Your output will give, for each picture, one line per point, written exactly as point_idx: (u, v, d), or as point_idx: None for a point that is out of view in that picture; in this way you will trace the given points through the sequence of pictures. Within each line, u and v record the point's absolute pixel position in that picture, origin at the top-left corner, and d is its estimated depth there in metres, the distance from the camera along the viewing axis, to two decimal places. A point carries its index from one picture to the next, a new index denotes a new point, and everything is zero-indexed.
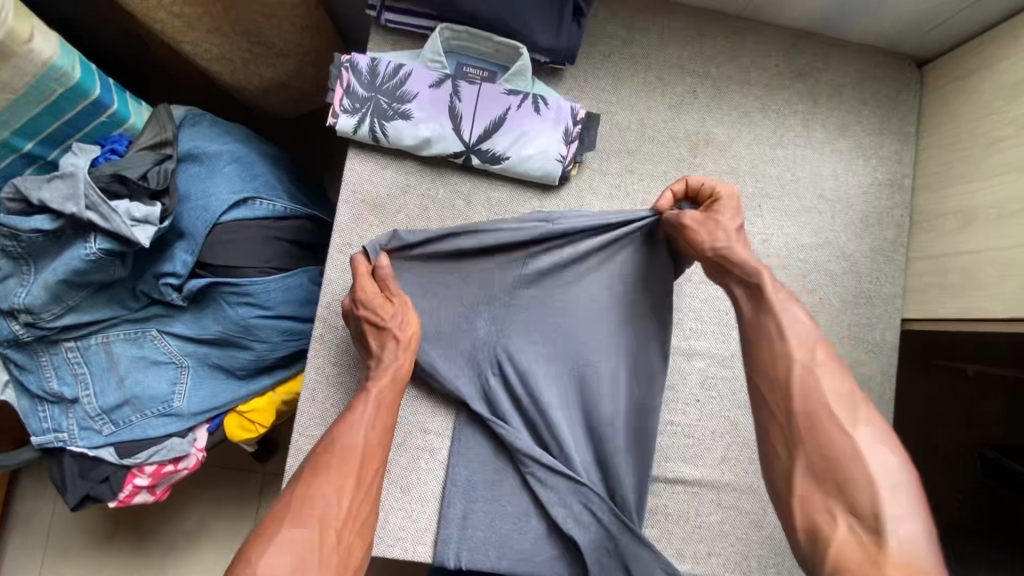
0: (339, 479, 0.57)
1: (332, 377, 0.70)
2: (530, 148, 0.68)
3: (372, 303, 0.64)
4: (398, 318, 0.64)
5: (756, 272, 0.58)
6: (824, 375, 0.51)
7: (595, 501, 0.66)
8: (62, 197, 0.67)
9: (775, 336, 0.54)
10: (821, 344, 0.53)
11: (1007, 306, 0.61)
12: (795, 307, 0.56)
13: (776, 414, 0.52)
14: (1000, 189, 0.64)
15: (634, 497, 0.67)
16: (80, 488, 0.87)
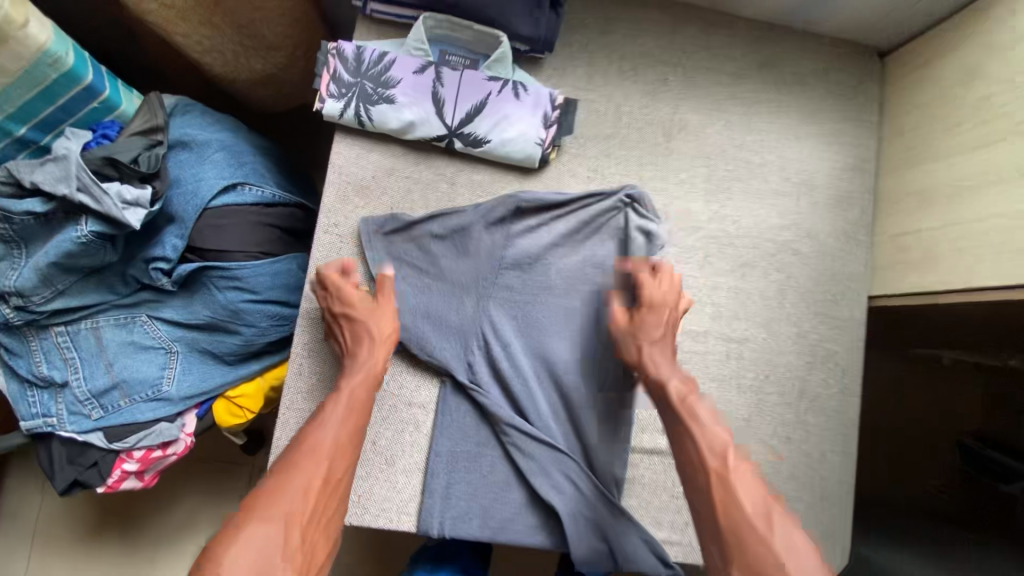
0: (306, 475, 0.54)
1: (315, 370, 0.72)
2: (511, 131, 0.71)
3: (354, 303, 0.66)
4: (375, 318, 0.66)
5: (667, 385, 0.63)
6: (737, 481, 0.54)
7: (574, 469, 0.69)
8: (55, 179, 0.69)
9: (693, 445, 0.58)
10: (733, 450, 0.56)
11: (962, 278, 0.65)
12: (706, 415, 0.59)
13: (708, 528, 0.54)
14: (955, 169, 0.68)
15: (611, 466, 0.70)
16: (68, 474, 0.88)
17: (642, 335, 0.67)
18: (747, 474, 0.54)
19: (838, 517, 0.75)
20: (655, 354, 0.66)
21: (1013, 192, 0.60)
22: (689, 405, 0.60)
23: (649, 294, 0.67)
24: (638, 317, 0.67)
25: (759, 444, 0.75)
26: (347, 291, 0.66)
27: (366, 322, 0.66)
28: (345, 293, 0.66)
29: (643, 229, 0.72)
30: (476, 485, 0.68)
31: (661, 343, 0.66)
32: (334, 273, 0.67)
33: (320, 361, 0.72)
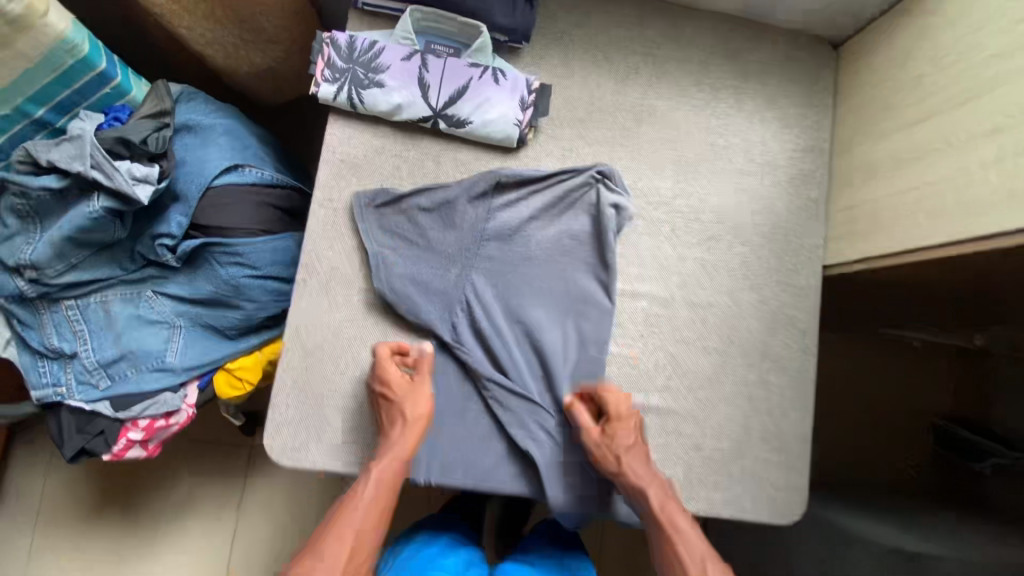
0: (329, 562, 0.60)
1: (308, 338, 0.74)
2: (491, 113, 0.77)
3: (393, 384, 0.71)
4: (409, 401, 0.71)
5: (648, 495, 0.70)
6: None
7: (548, 421, 0.76)
8: (69, 157, 0.75)
9: (675, 552, 0.66)
10: (711, 558, 0.65)
11: (901, 241, 0.72)
12: (683, 521, 0.68)
13: None
14: (897, 145, 0.74)
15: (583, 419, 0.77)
16: (76, 441, 0.93)
17: (616, 449, 0.72)
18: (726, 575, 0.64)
19: (797, 470, 0.81)
20: (632, 461, 0.71)
21: (943, 162, 0.67)
22: (669, 515, 0.68)
23: (620, 410, 0.74)
24: (611, 428, 0.72)
25: (723, 401, 0.81)
26: (390, 373, 0.71)
27: (402, 406, 0.70)
28: (387, 373, 0.72)
29: (614, 203, 0.79)
30: (461, 437, 0.75)
31: (633, 449, 0.72)
32: (384, 351, 0.73)
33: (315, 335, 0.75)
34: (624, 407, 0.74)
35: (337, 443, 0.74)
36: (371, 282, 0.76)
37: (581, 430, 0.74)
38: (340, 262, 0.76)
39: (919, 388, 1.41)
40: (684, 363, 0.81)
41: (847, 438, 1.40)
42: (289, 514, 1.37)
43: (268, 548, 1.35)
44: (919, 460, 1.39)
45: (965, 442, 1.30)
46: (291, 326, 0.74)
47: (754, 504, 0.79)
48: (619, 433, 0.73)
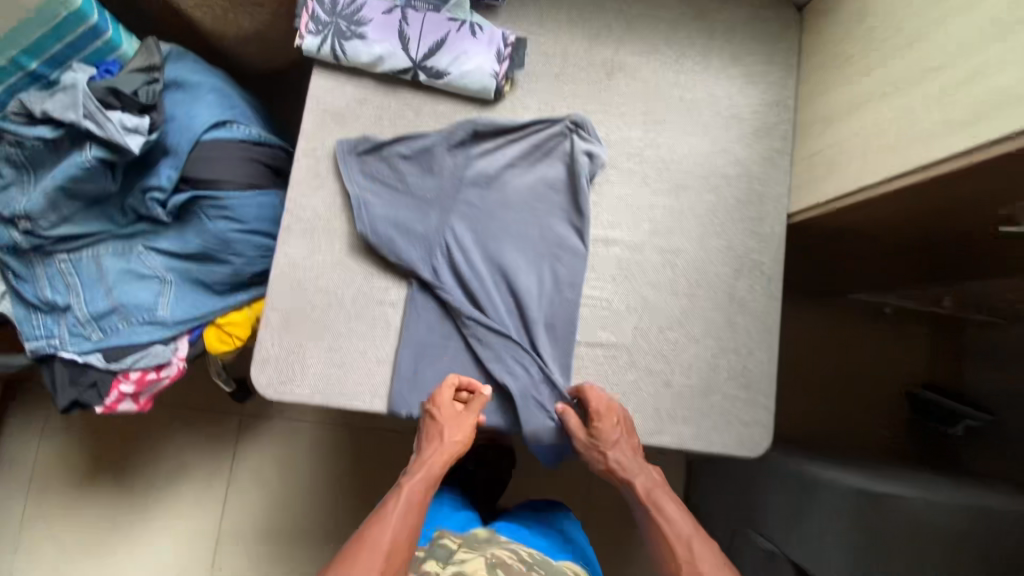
0: (367, 569, 0.61)
1: (292, 276, 0.78)
2: (469, 65, 0.80)
3: (440, 406, 0.75)
4: (453, 426, 0.75)
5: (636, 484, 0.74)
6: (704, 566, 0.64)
7: (524, 358, 0.80)
8: (63, 106, 0.79)
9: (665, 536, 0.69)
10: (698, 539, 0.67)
11: (855, 181, 0.76)
12: (671, 506, 0.71)
13: None
14: (853, 92, 0.79)
15: (556, 357, 0.82)
16: (69, 393, 0.96)
17: (601, 445, 0.76)
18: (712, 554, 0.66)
19: (762, 407, 0.85)
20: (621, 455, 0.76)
21: (892, 102, 0.71)
22: (655, 500, 0.72)
23: (603, 408, 0.77)
24: (595, 428, 0.76)
25: (692, 340, 0.85)
26: (443, 396, 0.76)
27: (445, 429, 0.74)
28: (437, 396, 0.76)
29: (587, 150, 0.83)
30: (440, 370, 0.79)
31: (622, 444, 0.76)
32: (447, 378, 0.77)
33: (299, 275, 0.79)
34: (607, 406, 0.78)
35: (321, 378, 0.77)
36: (354, 225, 0.79)
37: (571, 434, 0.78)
38: (324, 206, 0.79)
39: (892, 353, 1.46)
40: (654, 304, 0.85)
41: (824, 402, 1.44)
42: (280, 480, 1.39)
43: (259, 512, 1.37)
44: (895, 427, 1.44)
45: (939, 408, 1.35)
46: (276, 266, 0.78)
47: (722, 438, 0.83)
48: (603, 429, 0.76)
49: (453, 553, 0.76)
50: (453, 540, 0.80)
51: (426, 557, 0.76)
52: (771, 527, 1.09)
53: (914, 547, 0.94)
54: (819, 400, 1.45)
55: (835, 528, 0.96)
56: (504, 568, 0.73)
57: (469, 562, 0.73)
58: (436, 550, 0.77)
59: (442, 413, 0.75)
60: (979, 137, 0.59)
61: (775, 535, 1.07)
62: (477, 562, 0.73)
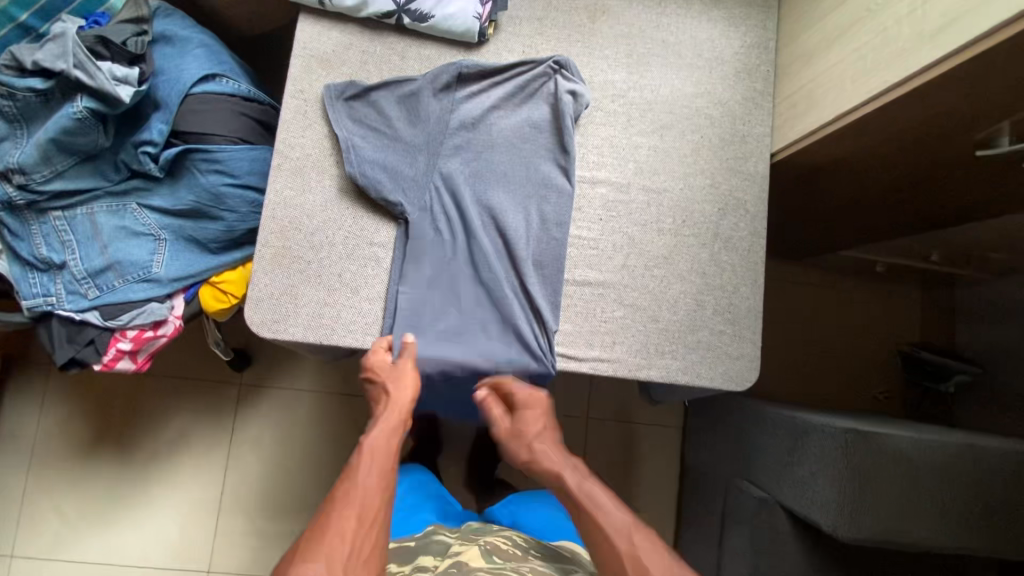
0: (344, 523, 0.63)
1: (281, 218, 0.79)
2: (451, 8, 0.81)
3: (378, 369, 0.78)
4: (395, 382, 0.78)
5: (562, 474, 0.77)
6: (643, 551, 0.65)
7: (514, 296, 0.82)
8: (54, 56, 0.80)
9: (600, 522, 0.69)
10: (633, 527, 0.68)
11: (834, 109, 0.77)
12: (603, 497, 0.73)
13: None
14: (829, 25, 0.80)
15: (547, 295, 0.82)
16: (67, 351, 0.97)
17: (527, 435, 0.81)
18: (647, 537, 0.68)
19: (748, 345, 0.85)
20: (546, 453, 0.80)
21: (867, 27, 0.72)
22: (586, 489, 0.74)
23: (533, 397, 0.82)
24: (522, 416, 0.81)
25: (678, 277, 0.85)
26: (376, 360, 0.78)
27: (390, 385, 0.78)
28: (369, 361, 0.78)
29: (570, 90, 0.84)
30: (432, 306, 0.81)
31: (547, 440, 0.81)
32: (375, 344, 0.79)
33: (289, 216, 0.79)
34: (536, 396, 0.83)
35: (314, 319, 0.78)
36: (342, 167, 0.80)
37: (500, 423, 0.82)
38: (312, 149, 0.80)
39: (881, 310, 1.47)
40: (640, 242, 0.85)
41: (818, 360, 1.45)
42: (278, 450, 1.40)
43: (258, 482, 1.38)
44: (892, 389, 1.45)
45: (929, 365, 1.36)
46: (267, 204, 0.79)
47: (710, 371, 0.84)
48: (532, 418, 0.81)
49: (448, 546, 0.78)
50: (447, 533, 0.83)
51: (420, 552, 0.78)
52: (764, 476, 1.09)
53: (909, 485, 0.93)
54: (812, 359, 1.45)
55: (827, 469, 0.95)
56: (500, 553, 0.75)
57: (464, 553, 0.74)
58: (430, 546, 0.79)
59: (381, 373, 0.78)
60: (950, 46, 0.61)
61: (767, 482, 1.07)
62: (472, 552, 0.75)
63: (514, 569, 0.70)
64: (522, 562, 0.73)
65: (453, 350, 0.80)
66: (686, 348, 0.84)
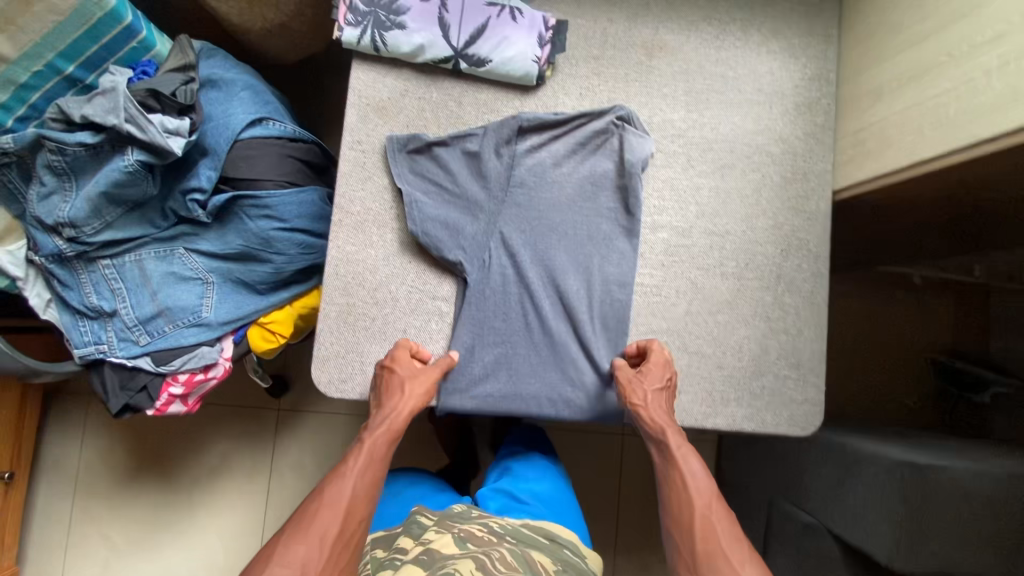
0: (323, 530, 0.61)
1: (345, 275, 0.78)
2: (510, 51, 0.79)
3: (398, 363, 0.74)
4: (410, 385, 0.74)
5: (663, 434, 0.74)
6: (718, 522, 0.68)
7: (580, 362, 0.80)
8: (104, 111, 0.77)
9: (683, 487, 0.71)
10: (715, 497, 0.71)
11: (907, 155, 0.75)
12: (695, 466, 0.73)
13: (686, 556, 0.67)
14: (898, 65, 0.77)
15: (615, 365, 0.81)
16: (120, 398, 0.97)
17: (641, 386, 0.75)
18: (724, 516, 0.69)
19: (812, 388, 0.84)
20: (654, 407, 0.75)
21: (946, 73, 0.70)
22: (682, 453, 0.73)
23: (658, 355, 0.77)
24: (643, 370, 0.77)
25: (742, 322, 0.84)
26: (403, 357, 0.75)
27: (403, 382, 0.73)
28: (393, 354, 0.75)
29: (635, 145, 0.82)
30: (490, 367, 0.78)
31: (660, 394, 0.75)
32: (402, 341, 0.77)
33: (350, 271, 0.78)
34: (659, 352, 0.78)
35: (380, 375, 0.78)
36: (404, 224, 0.79)
37: (621, 375, 0.77)
38: (372, 202, 0.79)
39: (920, 321, 1.45)
40: (704, 288, 0.84)
41: (856, 373, 1.44)
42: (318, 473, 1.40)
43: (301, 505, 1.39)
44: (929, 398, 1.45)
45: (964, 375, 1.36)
46: (330, 262, 0.77)
47: (774, 417, 0.83)
48: (652, 373, 0.76)
49: (427, 530, 0.79)
50: (429, 516, 0.83)
51: (401, 535, 0.79)
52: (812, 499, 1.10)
53: (963, 517, 0.93)
54: (852, 373, 1.44)
55: (879, 499, 0.95)
56: (474, 541, 0.74)
57: (436, 540, 0.73)
58: (412, 529, 0.79)
59: (399, 371, 0.74)
60: None
61: (815, 507, 1.08)
62: (445, 539, 0.73)
63: (482, 555, 0.70)
64: (494, 548, 0.72)
65: (502, 411, 0.78)
66: (750, 397, 0.83)
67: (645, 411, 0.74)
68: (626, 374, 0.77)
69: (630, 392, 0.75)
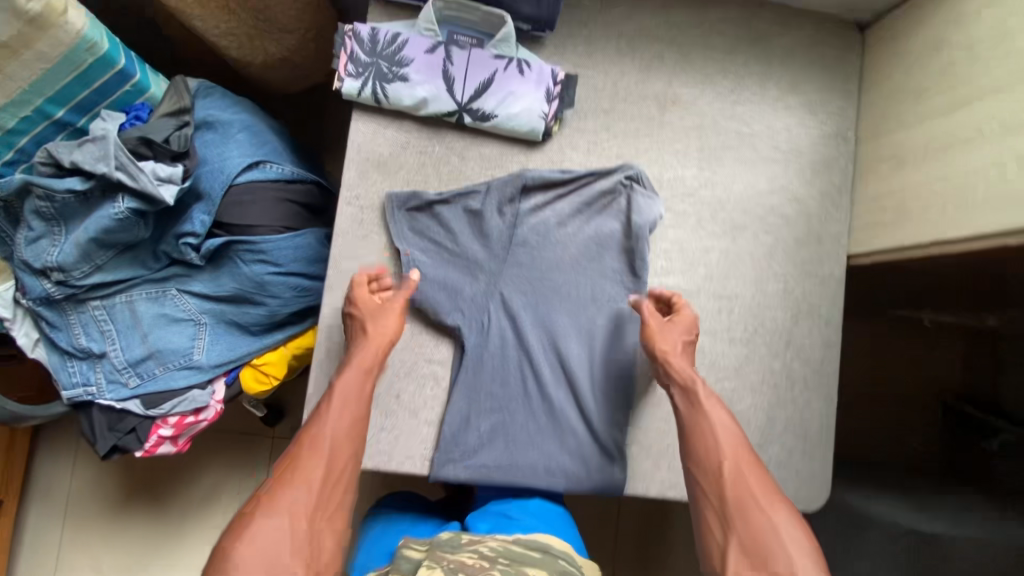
0: (307, 476, 0.63)
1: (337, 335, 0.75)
2: (516, 106, 0.76)
3: (362, 304, 0.72)
4: (377, 321, 0.71)
5: (688, 383, 0.72)
6: (746, 468, 0.66)
7: (580, 430, 0.77)
8: (94, 159, 0.75)
9: (709, 432, 0.69)
10: (742, 444, 0.68)
11: (929, 231, 0.71)
12: (719, 414, 0.70)
13: (713, 498, 0.65)
14: (922, 134, 0.74)
15: (617, 434, 0.78)
16: (108, 439, 0.94)
17: (671, 339, 0.74)
18: (753, 467, 0.66)
19: (818, 463, 0.81)
20: (681, 356, 0.74)
21: (973, 150, 0.66)
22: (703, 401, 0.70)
23: (684, 310, 0.77)
24: (672, 320, 0.76)
25: (749, 392, 0.81)
26: (361, 295, 0.73)
27: (367, 321, 0.71)
28: (353, 295, 0.73)
29: (644, 206, 0.79)
30: (486, 436, 0.76)
31: (687, 347, 0.75)
32: (357, 278, 0.74)
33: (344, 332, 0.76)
34: (686, 311, 0.77)
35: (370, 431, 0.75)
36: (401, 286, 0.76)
37: (648, 323, 0.75)
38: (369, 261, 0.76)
39: None
40: (711, 355, 0.81)
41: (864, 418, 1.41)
42: None
43: None
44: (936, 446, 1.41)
45: (972, 420, 1.29)
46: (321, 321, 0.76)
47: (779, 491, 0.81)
48: (678, 326, 0.76)
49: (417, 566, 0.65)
50: (418, 546, 0.69)
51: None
52: None
53: None
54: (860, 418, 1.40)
55: None
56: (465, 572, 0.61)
57: None
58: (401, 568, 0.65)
59: (361, 311, 0.72)
60: None
61: None
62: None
63: None
64: None
65: (496, 481, 0.75)
66: None
67: (670, 359, 0.73)
68: (653, 319, 0.75)
69: (656, 339, 0.74)
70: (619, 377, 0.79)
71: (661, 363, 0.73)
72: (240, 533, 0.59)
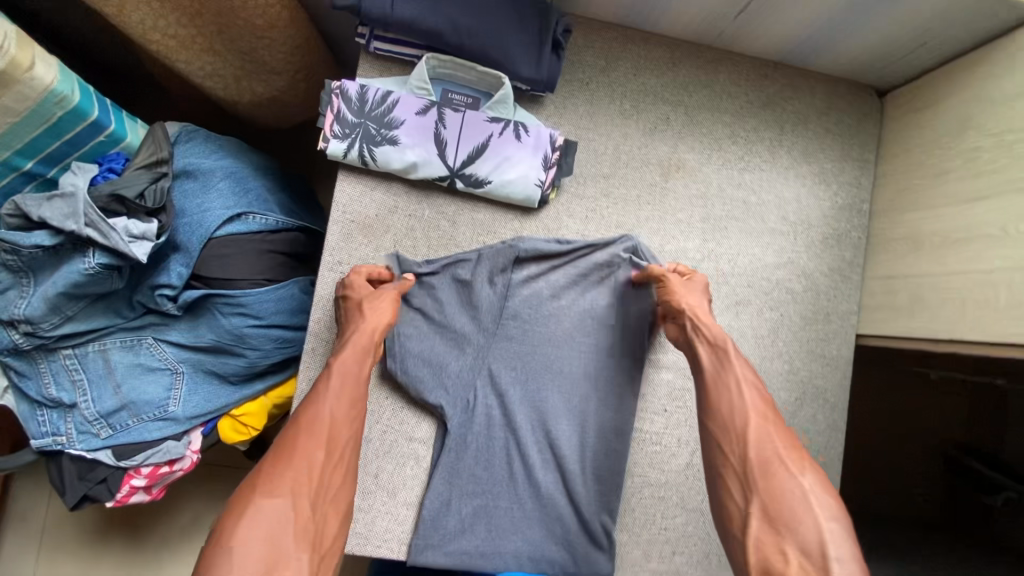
0: (308, 455, 0.56)
1: None
2: (511, 173, 0.72)
3: (359, 288, 0.68)
4: (373, 304, 0.67)
5: (712, 340, 0.65)
6: (771, 427, 0.58)
7: (567, 516, 0.73)
8: (62, 216, 0.71)
9: (734, 390, 0.62)
10: (767, 404, 0.61)
11: (945, 327, 0.67)
12: (743, 370, 0.63)
13: (732, 459, 0.58)
14: (940, 220, 0.70)
15: (606, 521, 0.74)
16: (78, 489, 0.90)
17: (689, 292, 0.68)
18: (781, 427, 0.59)
19: None
20: (708, 315, 0.68)
21: (998, 249, 0.62)
22: (727, 360, 0.64)
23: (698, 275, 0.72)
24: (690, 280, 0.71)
25: None
26: (355, 277, 0.69)
27: (364, 304, 0.67)
28: (348, 281, 0.69)
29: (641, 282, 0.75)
30: (467, 521, 0.72)
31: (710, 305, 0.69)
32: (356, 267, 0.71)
33: None
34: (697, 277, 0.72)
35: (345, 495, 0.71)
36: (384, 360, 0.72)
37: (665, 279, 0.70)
38: None
39: None
40: None
41: None
42: None
43: None
44: None
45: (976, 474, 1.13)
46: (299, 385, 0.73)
47: None
48: (697, 287, 0.70)
49: None
50: None
51: None
52: None
53: None
54: None
55: None
56: None
57: None
58: None
59: (356, 295, 0.68)
60: None
61: None
62: None
63: None
64: None
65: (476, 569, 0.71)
66: None
67: (693, 314, 0.67)
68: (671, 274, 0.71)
69: (677, 296, 0.68)
70: (610, 460, 0.74)
71: (683, 316, 0.67)
72: (235, 519, 0.51)
